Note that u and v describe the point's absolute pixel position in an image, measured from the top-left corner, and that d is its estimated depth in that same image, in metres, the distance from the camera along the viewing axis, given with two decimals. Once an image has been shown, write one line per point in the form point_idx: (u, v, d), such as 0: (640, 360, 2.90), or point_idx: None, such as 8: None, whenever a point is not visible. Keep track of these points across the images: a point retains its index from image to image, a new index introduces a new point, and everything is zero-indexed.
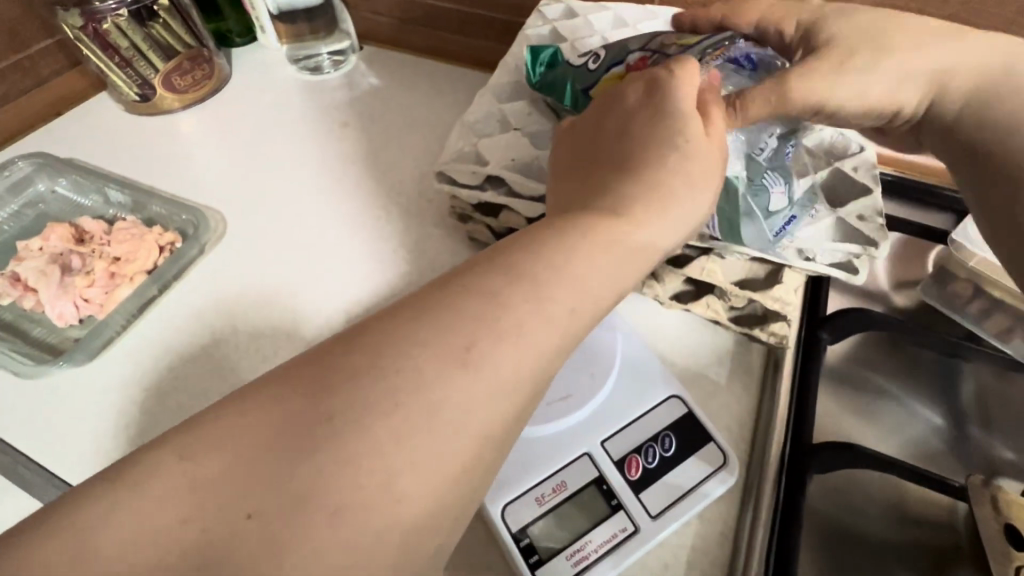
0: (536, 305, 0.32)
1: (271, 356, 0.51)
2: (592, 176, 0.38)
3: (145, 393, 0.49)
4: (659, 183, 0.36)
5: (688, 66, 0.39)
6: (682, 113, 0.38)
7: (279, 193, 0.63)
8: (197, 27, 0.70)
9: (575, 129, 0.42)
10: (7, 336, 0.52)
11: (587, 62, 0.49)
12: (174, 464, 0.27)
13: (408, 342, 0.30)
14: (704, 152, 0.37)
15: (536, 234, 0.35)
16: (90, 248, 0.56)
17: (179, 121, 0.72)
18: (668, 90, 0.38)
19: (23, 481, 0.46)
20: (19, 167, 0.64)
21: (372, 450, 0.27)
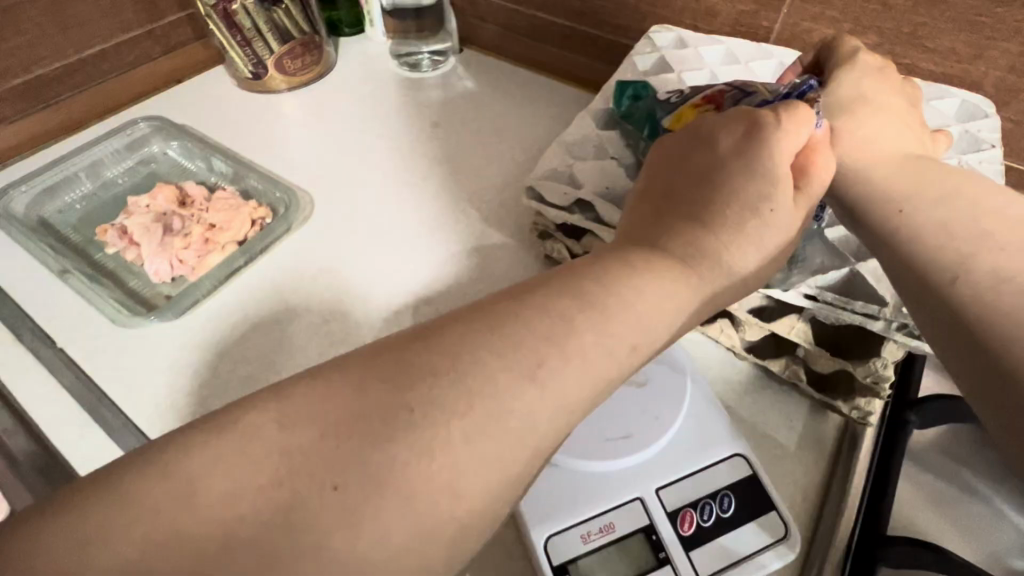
0: (599, 336, 0.31)
1: (336, 342, 0.52)
2: (675, 211, 0.36)
3: (221, 359, 0.51)
4: (739, 242, 0.35)
5: (794, 118, 0.37)
6: (776, 172, 0.36)
7: (365, 183, 0.65)
8: (313, 13, 0.74)
9: (666, 146, 0.40)
10: (106, 282, 0.55)
11: (671, 97, 0.48)
12: (273, 433, 0.27)
13: (486, 347, 0.30)
14: (786, 219, 0.36)
15: (593, 272, 0.34)
16: (190, 212, 0.60)
17: (284, 101, 0.76)
18: (770, 142, 0.36)
19: (102, 420, 0.48)
20: (141, 128, 0.69)
21: (446, 450, 0.27)
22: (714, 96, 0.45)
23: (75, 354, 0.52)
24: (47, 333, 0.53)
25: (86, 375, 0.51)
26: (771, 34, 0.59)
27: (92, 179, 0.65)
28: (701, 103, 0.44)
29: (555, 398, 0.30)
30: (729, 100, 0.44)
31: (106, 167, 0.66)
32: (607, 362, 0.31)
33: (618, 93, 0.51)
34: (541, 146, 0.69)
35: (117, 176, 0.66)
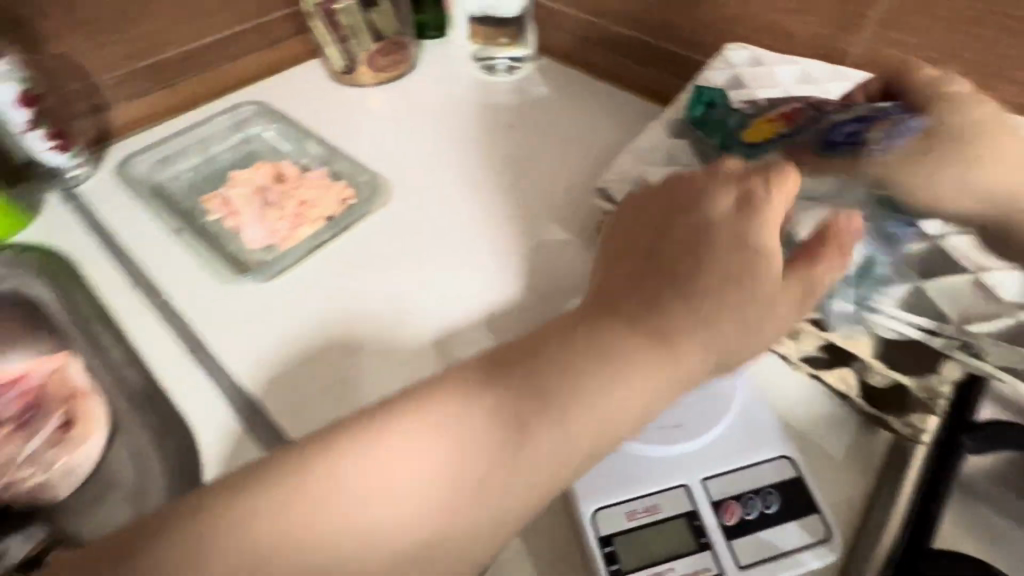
0: (576, 407, 0.37)
1: (393, 366, 0.53)
2: (664, 277, 0.40)
3: (303, 322, 0.56)
4: (725, 314, 0.39)
5: (784, 190, 0.42)
6: (760, 244, 0.40)
7: (441, 176, 0.69)
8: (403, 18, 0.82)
9: (649, 212, 0.44)
10: (204, 244, 0.61)
11: (746, 108, 0.53)
12: (290, 492, 0.34)
13: (461, 426, 0.36)
14: (770, 288, 0.39)
15: (605, 342, 0.38)
16: (284, 187, 0.65)
17: (370, 95, 0.82)
18: (754, 215, 0.41)
19: (197, 364, 0.53)
20: (245, 110, 0.76)
21: (434, 513, 0.34)
22: (790, 114, 0.50)
23: (176, 303, 0.57)
24: (154, 283, 0.58)
25: (185, 324, 0.55)
26: (847, 58, 0.60)
27: (198, 151, 0.72)
28: (776, 119, 0.51)
29: (532, 464, 0.36)
30: (805, 117, 0.49)
31: (213, 143, 0.73)
32: (581, 437, 0.37)
33: (694, 100, 0.54)
34: (609, 156, 0.72)
35: (221, 152, 0.72)
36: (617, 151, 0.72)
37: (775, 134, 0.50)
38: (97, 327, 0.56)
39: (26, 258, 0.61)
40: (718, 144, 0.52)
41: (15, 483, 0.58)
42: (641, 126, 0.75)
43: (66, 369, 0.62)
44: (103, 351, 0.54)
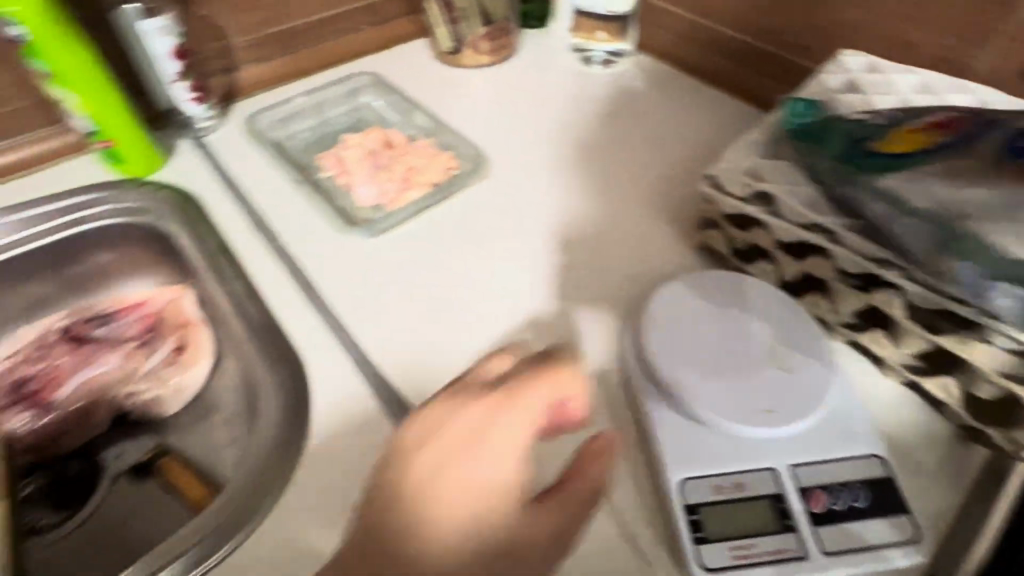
0: None
1: (486, 338, 0.55)
2: (447, 484, 0.38)
3: (405, 277, 0.59)
4: (516, 518, 0.38)
5: (545, 389, 0.40)
6: (526, 433, 0.39)
7: (537, 159, 0.72)
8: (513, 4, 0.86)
9: (417, 467, 0.38)
10: (318, 198, 0.65)
11: (866, 117, 0.49)
12: None
13: None
14: (502, 476, 0.38)
15: (422, 530, 0.37)
16: (394, 153, 0.69)
17: (472, 77, 0.86)
18: (521, 405, 0.40)
19: (307, 303, 0.57)
20: (359, 80, 0.81)
21: None
22: (936, 123, 0.46)
23: (291, 249, 0.61)
24: (273, 229, 0.63)
25: (300, 268, 0.60)
26: (969, 71, 0.59)
27: (314, 114, 0.77)
28: (921, 128, 0.46)
29: None
30: (958, 124, 0.45)
31: (328, 108, 0.78)
32: None
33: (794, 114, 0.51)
34: (702, 155, 0.73)
35: (334, 118, 0.77)
36: (711, 151, 0.73)
37: (917, 147, 0.45)
38: (222, 262, 0.61)
39: (161, 195, 0.68)
40: (835, 155, 0.47)
41: (134, 395, 0.64)
42: (735, 130, 0.76)
43: (180, 301, 0.68)
44: (226, 285, 0.59)
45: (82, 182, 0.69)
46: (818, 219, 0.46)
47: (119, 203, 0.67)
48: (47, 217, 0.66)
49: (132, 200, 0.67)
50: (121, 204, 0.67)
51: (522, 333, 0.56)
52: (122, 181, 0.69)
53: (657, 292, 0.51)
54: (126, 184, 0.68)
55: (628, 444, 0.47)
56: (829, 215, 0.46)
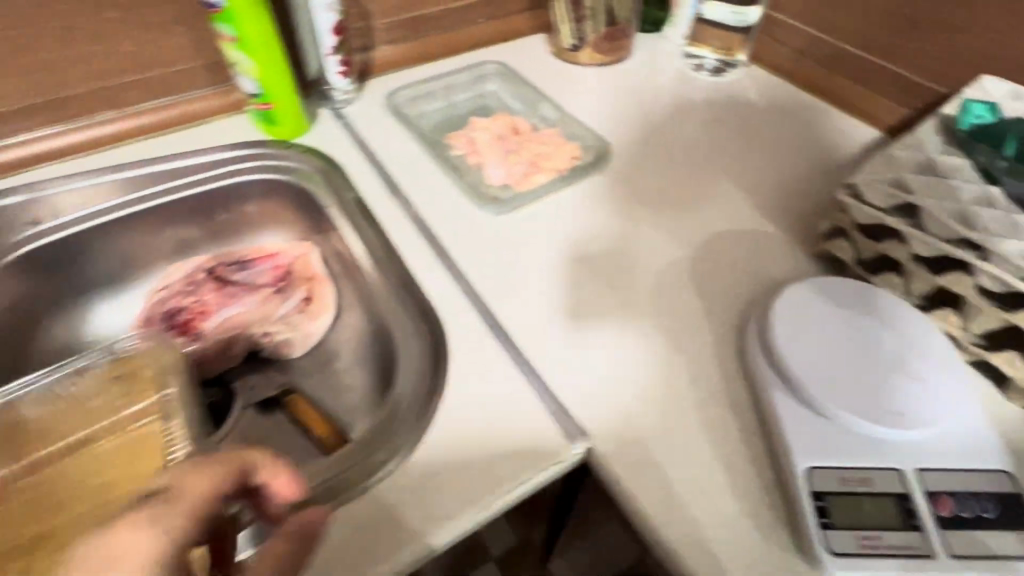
0: None
1: (607, 319, 0.58)
2: None
3: (532, 255, 0.63)
4: None
5: (205, 472, 0.33)
6: (201, 513, 0.32)
7: (654, 156, 0.75)
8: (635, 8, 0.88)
9: None
10: (452, 174, 0.70)
11: None
12: None
13: None
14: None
15: None
16: (522, 139, 0.74)
17: (590, 74, 0.90)
18: (180, 497, 0.31)
19: (445, 269, 0.61)
20: (488, 68, 0.85)
21: None
22: None
23: (427, 218, 0.66)
24: (408, 198, 0.69)
25: (434, 236, 0.65)
26: None
27: (444, 97, 0.82)
28: None
29: None
30: None
31: (457, 91, 0.83)
32: None
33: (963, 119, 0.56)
34: (806, 172, 0.76)
35: (461, 102, 0.83)
36: (816, 169, 0.76)
37: None
38: (363, 223, 0.67)
39: (307, 158, 0.74)
40: (1010, 157, 0.52)
41: (268, 336, 0.70)
42: (844, 150, 0.78)
43: (308, 256, 0.75)
44: (368, 244, 0.65)
45: (236, 139, 0.76)
46: (965, 234, 0.47)
47: (269, 163, 0.74)
48: (206, 168, 0.73)
49: (280, 160, 0.74)
50: (271, 164, 0.74)
51: (642, 319, 0.58)
52: (272, 141, 0.75)
53: (782, 294, 0.53)
54: (275, 145, 0.75)
55: (746, 429, 0.50)
56: (979, 232, 0.47)
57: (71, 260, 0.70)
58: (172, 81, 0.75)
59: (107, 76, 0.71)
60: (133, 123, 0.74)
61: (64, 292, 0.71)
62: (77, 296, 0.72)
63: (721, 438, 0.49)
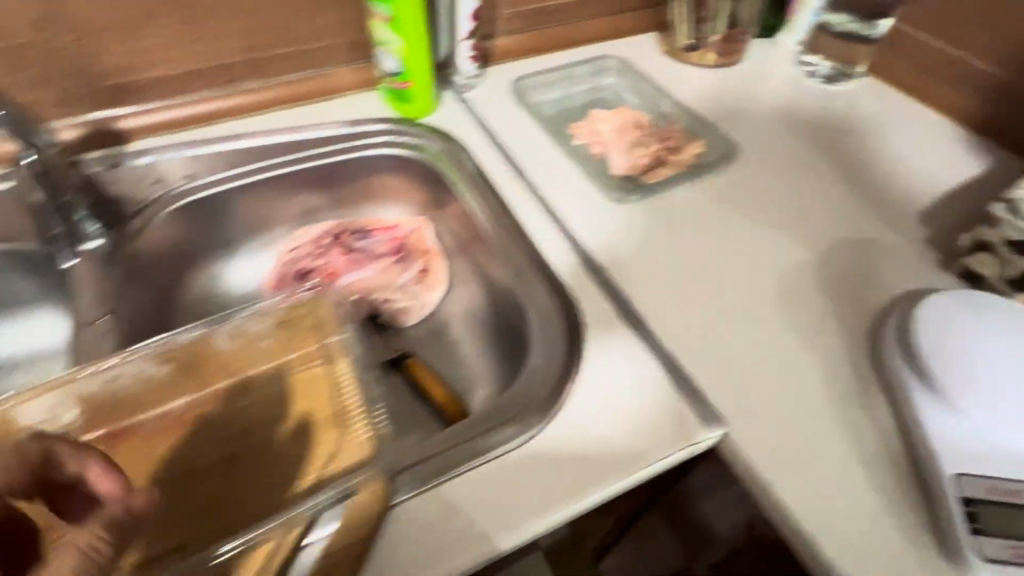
0: None
1: (737, 311, 0.59)
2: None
3: (657, 244, 0.65)
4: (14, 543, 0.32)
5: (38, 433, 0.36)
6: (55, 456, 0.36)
7: (772, 158, 0.76)
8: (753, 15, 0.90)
9: None
10: (577, 162, 0.72)
11: None
12: None
13: None
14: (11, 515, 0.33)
15: None
16: (644, 134, 0.75)
17: (703, 75, 0.92)
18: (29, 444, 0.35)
19: (573, 251, 0.63)
20: (609, 64, 0.87)
21: None
22: None
23: (554, 202, 0.69)
24: (535, 181, 0.71)
25: (562, 219, 0.67)
26: None
27: (563, 87, 0.85)
28: None
29: None
30: None
31: (576, 82, 0.85)
32: None
33: None
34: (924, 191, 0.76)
35: (579, 95, 0.85)
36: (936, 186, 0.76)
37: None
38: (491, 203, 0.69)
39: (438, 134, 0.77)
40: None
41: (388, 304, 0.74)
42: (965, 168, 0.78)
43: (423, 231, 0.79)
44: (498, 221, 0.67)
45: (368, 113, 0.80)
46: None
47: (400, 139, 0.77)
48: (342, 137, 0.76)
49: (411, 138, 0.77)
50: (403, 141, 0.77)
51: (770, 315, 0.59)
52: (402, 119, 0.79)
53: (928, 302, 0.53)
54: (405, 123, 0.79)
55: (882, 432, 0.51)
56: None
57: (213, 213, 0.73)
58: (315, 55, 0.79)
59: (259, 46, 0.75)
60: (276, 92, 0.78)
61: (210, 247, 0.75)
62: (212, 250, 0.75)
63: (858, 438, 0.50)
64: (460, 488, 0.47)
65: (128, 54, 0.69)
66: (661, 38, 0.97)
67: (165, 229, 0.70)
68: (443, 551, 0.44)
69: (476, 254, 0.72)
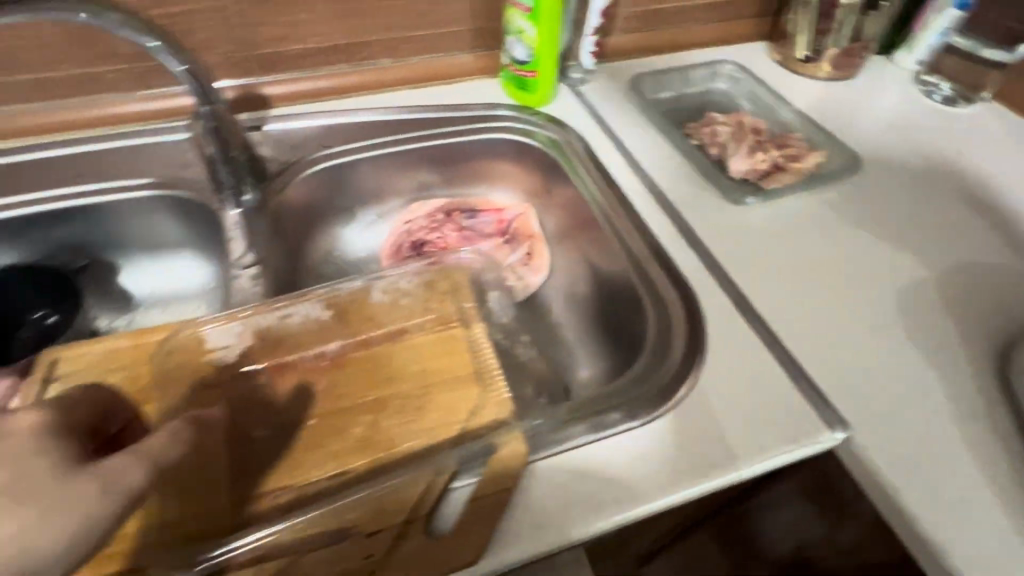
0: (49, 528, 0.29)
1: (857, 321, 0.59)
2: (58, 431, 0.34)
3: (776, 248, 0.66)
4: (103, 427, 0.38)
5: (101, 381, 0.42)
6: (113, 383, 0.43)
7: (888, 176, 0.76)
8: (877, 30, 0.88)
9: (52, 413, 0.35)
10: (696, 161, 0.74)
11: None
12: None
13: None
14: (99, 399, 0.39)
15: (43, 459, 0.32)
16: (762, 140, 0.76)
17: (817, 87, 0.92)
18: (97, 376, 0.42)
19: (693, 247, 0.65)
20: (726, 68, 0.88)
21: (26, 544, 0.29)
22: None
23: (673, 197, 0.70)
24: (652, 176, 0.73)
25: (681, 215, 0.68)
26: None
27: (679, 88, 0.86)
28: None
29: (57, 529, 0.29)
30: None
31: (691, 85, 0.87)
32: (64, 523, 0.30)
33: None
34: None
35: (688, 97, 0.87)
36: None
37: None
38: (610, 194, 0.71)
39: (558, 125, 0.80)
40: None
41: None
42: None
43: (528, 216, 0.82)
44: (616, 213, 0.69)
45: (487, 98, 0.84)
46: None
47: (520, 127, 0.80)
48: (467, 117, 0.80)
49: (530, 126, 0.80)
50: (522, 127, 0.80)
51: (893, 329, 0.59)
52: (520, 106, 0.82)
53: None
54: (523, 110, 0.81)
55: (1009, 455, 0.51)
56: None
57: (342, 179, 0.77)
58: (445, 39, 0.83)
59: (397, 27, 0.79)
60: (406, 71, 0.83)
61: (332, 210, 0.79)
62: (335, 215, 0.79)
63: (984, 457, 0.51)
64: (592, 456, 0.48)
65: (284, 25, 0.74)
66: (773, 46, 0.96)
67: (301, 188, 0.74)
68: (576, 516, 0.45)
69: (585, 242, 0.74)
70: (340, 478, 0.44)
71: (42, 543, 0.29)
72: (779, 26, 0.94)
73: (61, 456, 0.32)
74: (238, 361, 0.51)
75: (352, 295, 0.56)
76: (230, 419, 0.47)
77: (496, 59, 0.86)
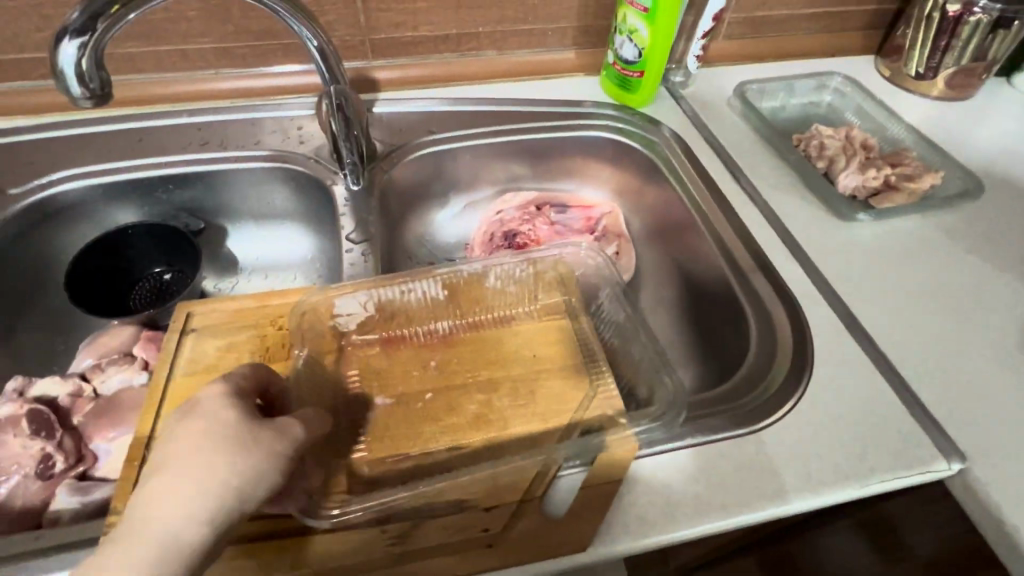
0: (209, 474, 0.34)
1: (972, 351, 0.58)
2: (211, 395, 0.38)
3: (886, 269, 0.64)
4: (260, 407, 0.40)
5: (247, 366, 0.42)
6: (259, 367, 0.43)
7: (1005, 205, 0.73)
8: (1005, 48, 0.83)
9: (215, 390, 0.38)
10: (803, 174, 0.72)
11: None
12: (175, 473, 0.34)
13: (171, 479, 0.34)
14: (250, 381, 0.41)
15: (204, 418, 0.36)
16: (874, 157, 0.74)
17: (928, 106, 0.88)
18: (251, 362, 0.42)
19: (798, 260, 0.64)
20: (837, 82, 0.86)
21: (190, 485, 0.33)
22: None
23: (777, 209, 0.69)
24: (756, 185, 0.72)
25: (786, 228, 0.67)
26: None
27: (785, 98, 0.85)
28: None
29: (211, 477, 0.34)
30: None
31: (797, 96, 0.85)
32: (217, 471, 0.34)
33: None
34: None
35: (792, 107, 0.85)
36: None
37: None
38: (711, 200, 0.71)
39: (659, 127, 0.80)
40: None
41: None
42: None
43: (618, 216, 0.81)
44: (717, 220, 0.69)
45: (587, 96, 0.84)
46: None
47: (619, 127, 0.80)
48: (568, 114, 0.81)
49: (628, 126, 0.80)
50: (621, 127, 0.80)
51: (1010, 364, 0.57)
52: (621, 106, 0.82)
53: None
54: (624, 110, 0.82)
55: None
56: None
57: (443, 166, 0.79)
58: (551, 35, 0.84)
59: (508, 21, 0.80)
60: (510, 64, 0.85)
61: (429, 195, 0.81)
62: (430, 200, 0.81)
63: None
64: (700, 459, 0.48)
65: (403, 13, 0.76)
66: (884, 60, 0.92)
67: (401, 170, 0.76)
68: (683, 516, 0.45)
69: (679, 246, 0.74)
70: (457, 453, 0.45)
71: (221, 477, 0.34)
72: (892, 40, 0.90)
73: (242, 411, 0.37)
74: (355, 330, 0.53)
75: (470, 278, 0.57)
76: (350, 383, 0.49)
77: (599, 57, 0.87)
